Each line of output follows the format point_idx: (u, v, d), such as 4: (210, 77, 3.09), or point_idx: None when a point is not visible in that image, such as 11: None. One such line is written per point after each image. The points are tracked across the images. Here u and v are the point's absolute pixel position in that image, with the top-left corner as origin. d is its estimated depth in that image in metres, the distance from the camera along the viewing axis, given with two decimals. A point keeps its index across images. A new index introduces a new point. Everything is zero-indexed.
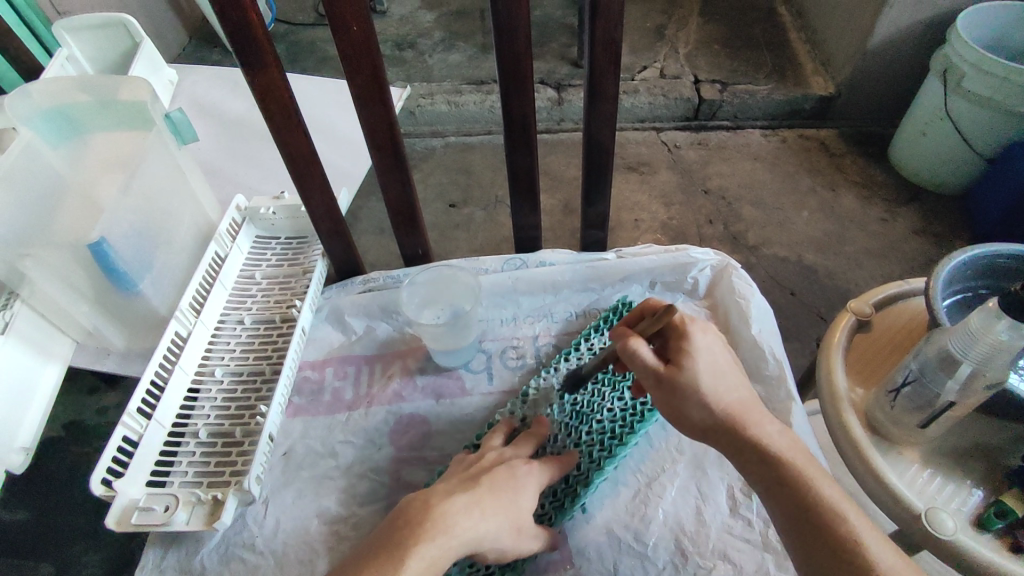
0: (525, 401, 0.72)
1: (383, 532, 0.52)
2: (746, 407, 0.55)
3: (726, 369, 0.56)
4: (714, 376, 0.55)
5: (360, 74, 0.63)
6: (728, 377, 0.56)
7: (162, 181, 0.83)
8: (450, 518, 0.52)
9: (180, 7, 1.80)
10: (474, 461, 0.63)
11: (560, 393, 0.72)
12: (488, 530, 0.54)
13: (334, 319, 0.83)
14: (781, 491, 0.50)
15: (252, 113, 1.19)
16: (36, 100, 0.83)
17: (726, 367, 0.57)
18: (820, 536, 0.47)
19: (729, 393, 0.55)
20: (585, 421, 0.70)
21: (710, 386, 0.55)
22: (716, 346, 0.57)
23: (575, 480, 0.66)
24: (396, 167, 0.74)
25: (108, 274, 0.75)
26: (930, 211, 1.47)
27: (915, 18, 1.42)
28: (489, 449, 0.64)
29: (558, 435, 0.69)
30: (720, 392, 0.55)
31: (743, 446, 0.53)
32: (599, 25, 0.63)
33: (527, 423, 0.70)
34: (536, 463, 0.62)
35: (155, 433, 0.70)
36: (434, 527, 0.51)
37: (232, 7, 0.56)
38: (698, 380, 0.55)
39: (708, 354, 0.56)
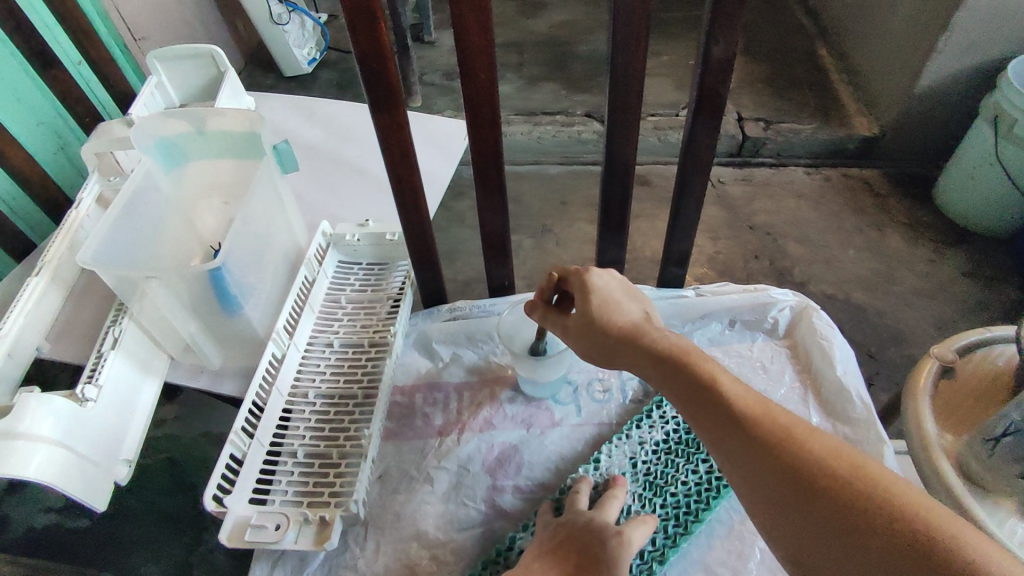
0: (597, 468, 0.70)
1: None
2: (641, 327, 0.57)
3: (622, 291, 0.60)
4: (609, 308, 0.58)
5: (481, 118, 0.67)
6: (624, 305, 0.58)
7: (267, 208, 0.86)
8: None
9: (239, 34, 1.88)
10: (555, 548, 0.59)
11: (633, 462, 0.71)
12: None
13: (422, 346, 0.86)
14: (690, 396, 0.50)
15: (327, 141, 1.24)
16: (151, 129, 0.87)
17: (621, 299, 0.59)
18: (703, 408, 0.49)
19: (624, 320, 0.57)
20: (661, 491, 0.68)
21: (605, 318, 0.57)
22: (611, 284, 0.60)
23: (651, 556, 0.64)
24: (496, 203, 0.78)
25: (219, 297, 0.77)
26: (978, 253, 1.47)
27: (964, 65, 1.45)
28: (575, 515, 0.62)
29: (631, 506, 0.67)
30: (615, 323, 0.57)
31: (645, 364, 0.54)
32: (708, 78, 0.67)
33: (601, 489, 0.68)
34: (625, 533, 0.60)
35: (256, 452, 0.72)
36: None
37: (373, 53, 0.60)
38: (593, 314, 0.57)
39: (603, 290, 0.59)
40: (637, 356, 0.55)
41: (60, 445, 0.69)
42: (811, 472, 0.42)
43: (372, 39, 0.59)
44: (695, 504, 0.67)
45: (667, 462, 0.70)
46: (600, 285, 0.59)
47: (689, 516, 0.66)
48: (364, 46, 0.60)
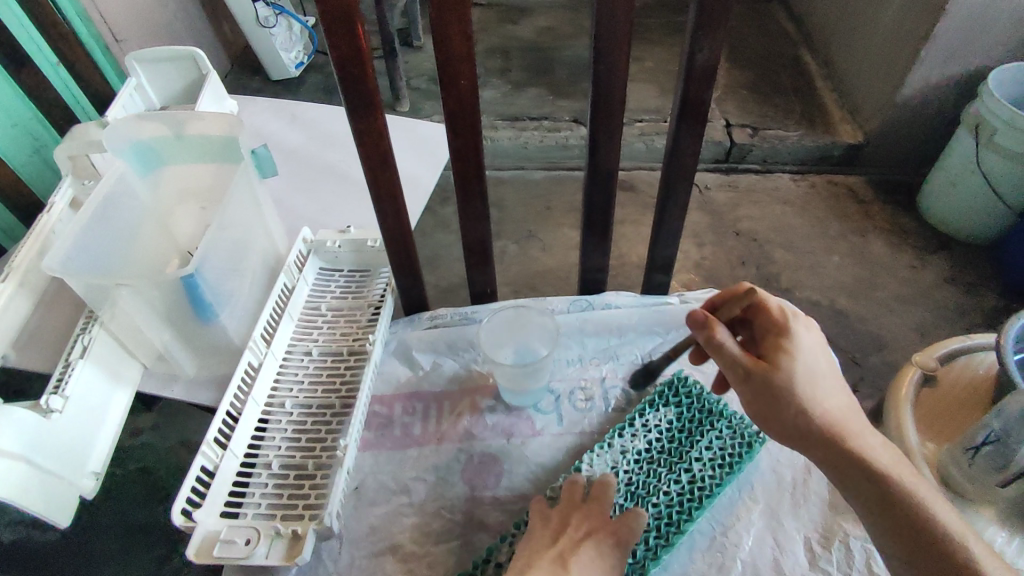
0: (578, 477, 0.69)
1: None
2: (840, 409, 0.57)
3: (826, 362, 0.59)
4: (813, 377, 0.57)
5: (461, 125, 0.66)
6: (824, 379, 0.57)
7: (244, 213, 0.85)
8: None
9: (223, 37, 1.86)
10: (555, 537, 0.61)
11: (615, 472, 0.69)
12: None
13: (403, 353, 0.84)
14: (879, 498, 0.54)
15: (310, 144, 1.23)
16: (127, 133, 0.86)
17: (822, 367, 0.58)
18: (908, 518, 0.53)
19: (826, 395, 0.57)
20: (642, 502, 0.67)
21: (807, 388, 0.57)
22: (811, 346, 0.59)
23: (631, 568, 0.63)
24: (477, 210, 0.76)
25: (193, 305, 0.76)
26: (959, 260, 1.49)
27: (946, 74, 1.46)
28: (569, 518, 0.63)
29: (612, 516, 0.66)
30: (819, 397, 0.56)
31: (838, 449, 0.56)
32: (692, 86, 0.66)
33: (594, 482, 0.68)
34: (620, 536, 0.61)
35: (229, 463, 0.70)
36: None
37: (351, 58, 0.59)
38: (796, 377, 0.57)
39: (806, 354, 0.58)
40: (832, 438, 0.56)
41: (22, 459, 0.67)
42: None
43: (350, 43, 0.58)
44: (677, 515, 0.66)
45: (649, 472, 0.69)
46: (805, 351, 0.59)
47: (671, 527, 0.65)
48: (341, 50, 0.58)
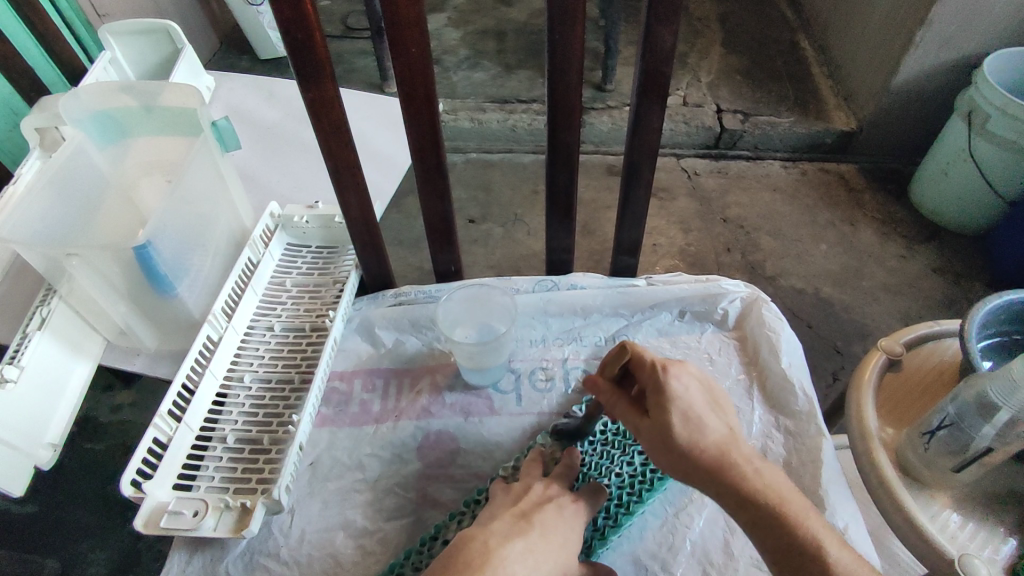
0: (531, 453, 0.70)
1: (441, 560, 0.52)
2: (732, 452, 0.53)
3: (709, 406, 0.55)
4: (691, 423, 0.54)
5: (414, 95, 0.65)
6: (707, 422, 0.54)
7: (204, 186, 0.83)
8: (508, 568, 0.50)
9: (212, 15, 1.83)
10: (518, 498, 0.59)
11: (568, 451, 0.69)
12: (544, 571, 0.52)
13: (365, 331, 0.84)
14: (780, 545, 0.50)
15: (286, 122, 1.21)
16: (86, 103, 0.85)
17: (704, 411, 0.54)
18: (800, 559, 0.49)
19: (715, 443, 0.53)
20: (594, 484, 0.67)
21: (690, 437, 0.53)
22: (692, 390, 0.55)
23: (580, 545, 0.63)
24: (437, 185, 0.75)
25: (148, 277, 0.75)
26: (948, 250, 1.47)
27: (941, 60, 1.43)
28: (533, 481, 0.62)
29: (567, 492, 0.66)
30: (703, 445, 0.53)
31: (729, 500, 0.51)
32: (652, 59, 0.65)
33: (559, 457, 0.69)
34: (582, 499, 0.60)
35: (183, 436, 0.70)
36: (487, 565, 0.50)
37: (297, 23, 0.58)
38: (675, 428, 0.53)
39: (685, 400, 0.55)
40: (724, 487, 0.52)
41: None
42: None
43: (295, 9, 0.57)
44: (627, 497, 0.65)
45: (603, 454, 0.69)
46: (681, 396, 0.55)
47: (620, 508, 0.64)
48: (287, 15, 0.57)
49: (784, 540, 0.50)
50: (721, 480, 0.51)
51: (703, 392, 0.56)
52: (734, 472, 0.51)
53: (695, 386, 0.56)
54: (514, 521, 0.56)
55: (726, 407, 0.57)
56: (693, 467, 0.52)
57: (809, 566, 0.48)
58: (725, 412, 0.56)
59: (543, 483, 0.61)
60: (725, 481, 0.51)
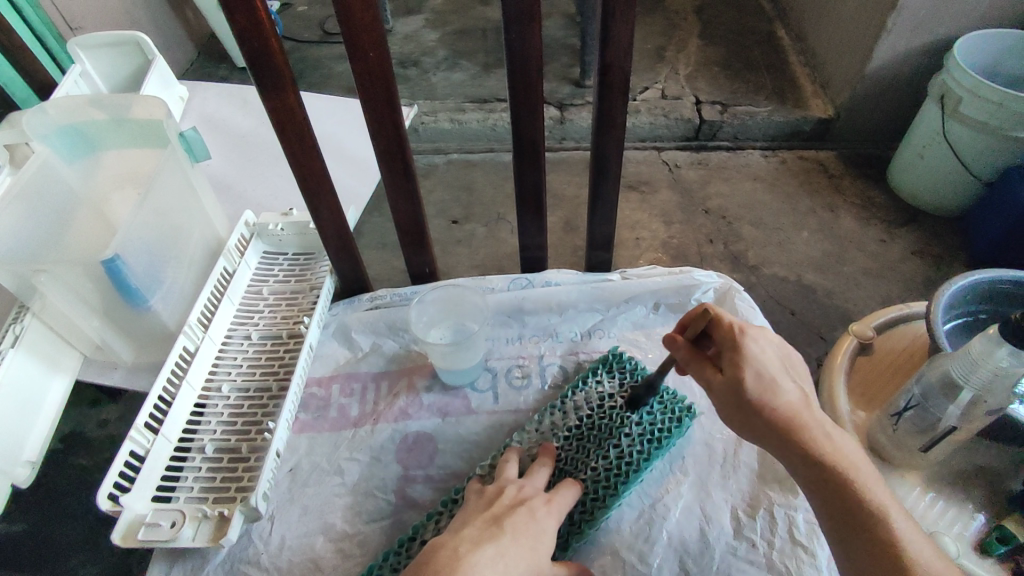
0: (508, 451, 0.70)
1: (412, 567, 0.52)
2: (804, 413, 0.54)
3: (784, 369, 0.56)
4: (767, 384, 0.54)
5: (375, 99, 0.65)
6: (782, 383, 0.54)
7: (175, 197, 0.83)
8: (477, 571, 0.51)
9: (189, 26, 1.82)
10: (490, 501, 0.60)
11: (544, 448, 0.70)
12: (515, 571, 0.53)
13: (342, 335, 0.84)
14: (839, 510, 0.50)
15: (262, 130, 1.21)
16: (51, 118, 0.84)
17: (780, 373, 0.55)
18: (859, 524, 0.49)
19: (787, 403, 0.53)
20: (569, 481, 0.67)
21: (764, 395, 0.54)
22: (769, 353, 0.56)
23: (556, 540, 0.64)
24: (406, 188, 0.76)
25: (120, 290, 0.75)
26: (928, 232, 1.47)
27: (913, 44, 1.44)
28: (506, 481, 0.62)
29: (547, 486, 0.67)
30: (776, 403, 0.53)
31: (796, 458, 0.52)
32: (610, 56, 0.66)
33: (535, 454, 0.69)
34: (554, 499, 0.60)
35: (161, 447, 0.70)
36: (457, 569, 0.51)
37: (253, 32, 0.58)
38: (749, 387, 0.54)
39: (761, 362, 0.55)
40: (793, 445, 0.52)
41: None
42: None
43: (251, 18, 0.57)
44: (602, 490, 0.65)
45: (578, 448, 0.69)
46: (757, 358, 0.55)
47: (596, 501, 0.65)
48: (242, 25, 0.57)
49: (844, 507, 0.50)
50: (792, 439, 0.52)
51: (779, 356, 0.57)
52: (805, 433, 0.52)
53: (772, 350, 0.57)
54: (487, 523, 0.57)
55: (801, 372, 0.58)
56: (763, 425, 0.53)
57: (870, 534, 0.48)
58: (800, 377, 0.57)
59: (515, 484, 0.62)
60: (797, 440, 0.52)
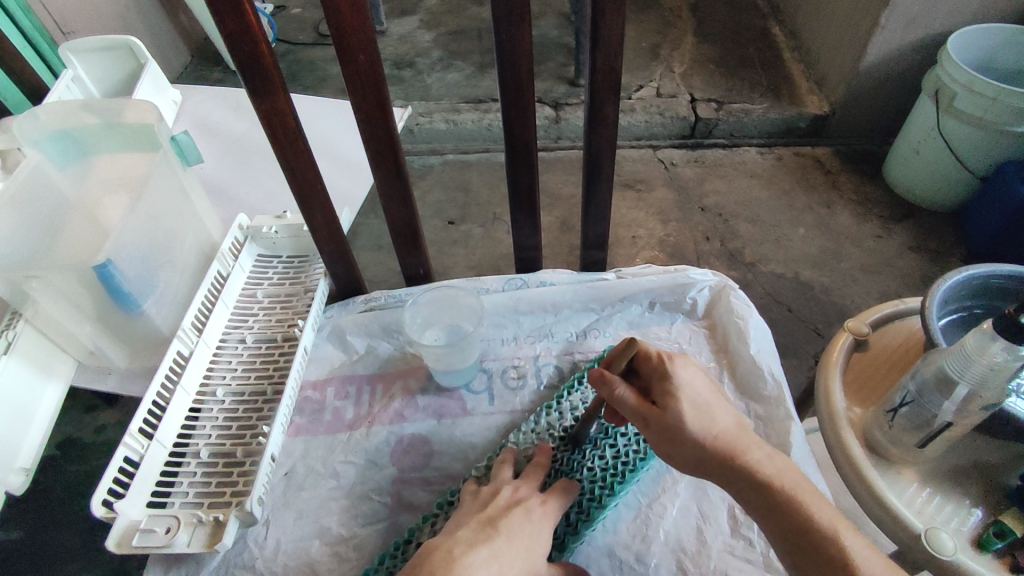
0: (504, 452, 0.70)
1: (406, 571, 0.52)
2: (740, 438, 0.55)
3: (714, 398, 0.58)
4: (698, 414, 0.56)
5: (366, 102, 0.65)
6: (714, 413, 0.56)
7: (167, 201, 0.83)
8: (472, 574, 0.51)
9: (182, 29, 1.81)
10: (485, 503, 0.60)
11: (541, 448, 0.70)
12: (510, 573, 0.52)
13: (336, 338, 0.84)
14: (790, 532, 0.50)
15: (255, 132, 1.21)
16: (42, 124, 0.84)
17: (710, 403, 0.57)
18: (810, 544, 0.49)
19: (719, 428, 0.55)
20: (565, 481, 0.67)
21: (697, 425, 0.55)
22: (698, 382, 0.58)
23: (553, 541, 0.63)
24: (399, 190, 0.76)
25: (113, 295, 0.74)
26: (925, 227, 1.47)
27: (907, 40, 1.44)
28: (501, 483, 0.62)
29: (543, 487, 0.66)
30: (711, 431, 0.55)
31: (739, 484, 0.53)
32: (601, 55, 0.66)
33: (531, 455, 0.69)
34: (549, 500, 0.60)
35: (156, 453, 0.69)
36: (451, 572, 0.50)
37: (242, 36, 0.58)
38: (682, 417, 0.55)
39: (691, 392, 0.57)
40: (732, 470, 0.53)
41: None
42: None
43: (239, 22, 0.57)
44: (599, 490, 0.65)
45: (574, 448, 0.69)
46: (686, 386, 0.57)
47: (592, 502, 0.65)
48: (230, 28, 0.57)
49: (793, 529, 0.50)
50: (730, 463, 0.53)
51: (709, 386, 0.59)
52: (741, 457, 0.53)
53: (701, 381, 0.59)
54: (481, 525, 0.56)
55: (729, 402, 0.59)
56: (699, 455, 0.55)
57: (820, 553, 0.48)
58: (728, 405, 0.59)
59: (510, 486, 0.62)
60: (735, 467, 0.53)
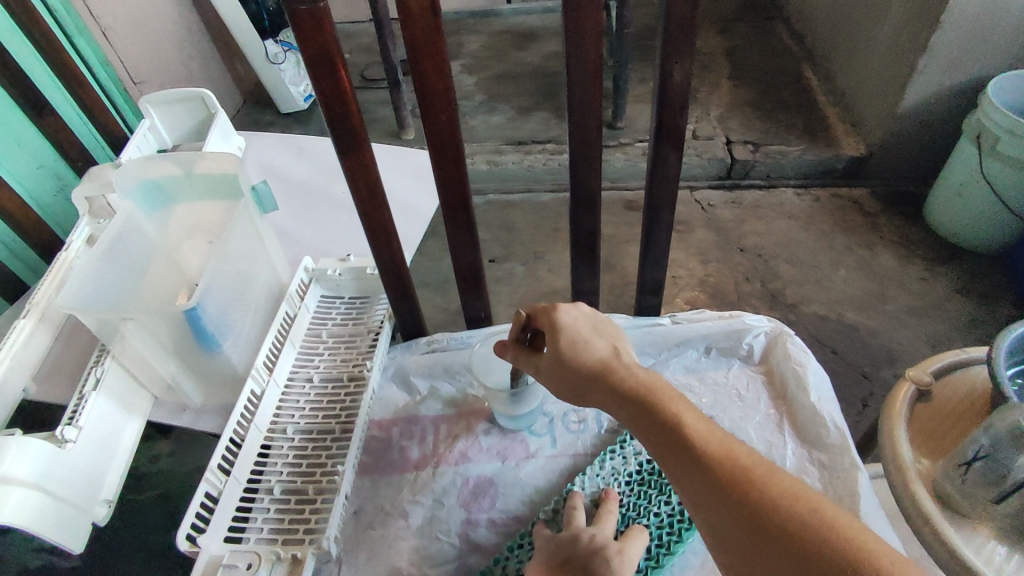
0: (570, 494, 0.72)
1: None
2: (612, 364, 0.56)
3: (592, 331, 0.59)
4: (576, 345, 0.58)
5: (444, 157, 0.69)
6: (591, 342, 0.58)
7: (246, 246, 0.88)
8: None
9: (239, 77, 1.93)
10: (561, 549, 0.62)
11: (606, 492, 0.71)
12: None
13: (400, 378, 0.88)
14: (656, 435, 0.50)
15: (317, 177, 1.28)
16: (134, 173, 0.90)
17: (589, 334, 0.59)
18: (670, 439, 0.49)
19: (593, 355, 0.57)
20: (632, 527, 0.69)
21: (573, 355, 0.57)
22: (579, 318, 0.60)
23: None
24: (467, 238, 0.79)
25: (197, 336, 0.79)
26: (971, 270, 1.46)
27: (946, 85, 1.46)
28: (578, 528, 0.64)
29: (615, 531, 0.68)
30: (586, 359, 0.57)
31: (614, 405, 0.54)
32: (666, 112, 0.70)
33: (598, 500, 0.71)
34: (626, 548, 0.62)
35: (232, 489, 0.72)
36: None
37: (336, 99, 0.63)
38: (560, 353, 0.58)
39: (573, 328, 0.59)
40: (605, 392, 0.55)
41: (35, 487, 0.70)
42: (758, 499, 0.43)
43: (334, 86, 0.62)
44: (667, 536, 0.67)
45: (640, 494, 0.71)
46: (567, 323, 0.59)
47: (661, 549, 0.67)
48: (327, 92, 0.62)
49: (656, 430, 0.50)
50: (603, 386, 0.55)
51: (591, 320, 0.60)
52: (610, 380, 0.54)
53: (584, 315, 0.61)
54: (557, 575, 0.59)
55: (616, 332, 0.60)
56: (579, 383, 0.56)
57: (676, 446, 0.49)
58: (614, 335, 0.60)
59: (587, 531, 0.63)
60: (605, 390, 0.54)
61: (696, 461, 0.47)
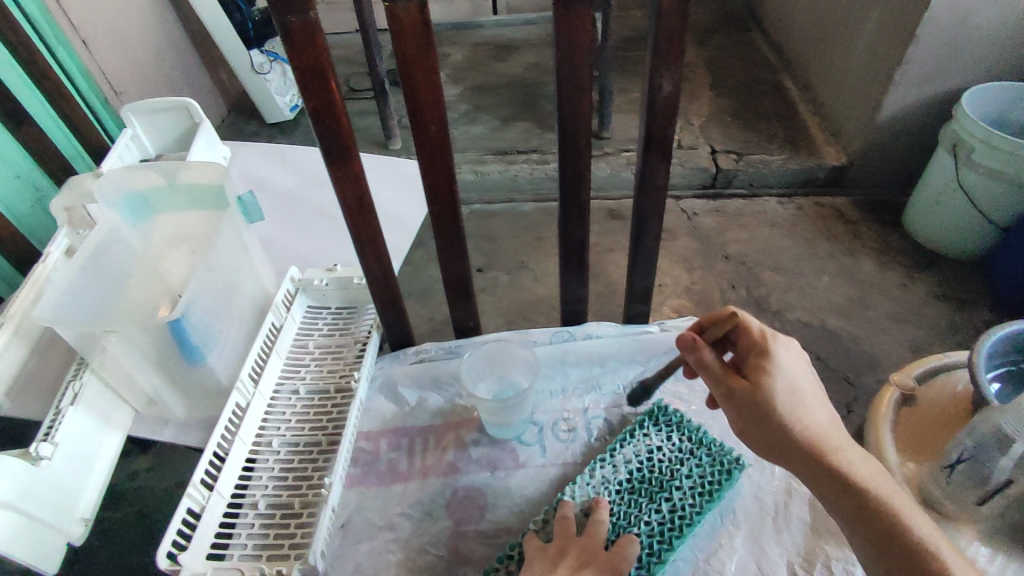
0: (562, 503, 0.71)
1: None
2: (831, 432, 0.58)
3: (809, 385, 0.60)
4: (796, 401, 0.58)
5: (433, 167, 0.69)
6: (810, 402, 0.58)
7: (230, 256, 0.87)
8: None
9: (221, 86, 1.91)
10: (554, 561, 0.61)
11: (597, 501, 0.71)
12: None
13: (388, 389, 0.87)
14: (863, 514, 0.55)
15: (302, 187, 1.27)
16: (118, 184, 0.89)
17: (808, 389, 0.59)
18: (877, 524, 0.54)
19: (810, 418, 0.58)
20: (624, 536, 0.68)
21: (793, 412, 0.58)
22: (796, 364, 0.60)
23: None
24: (455, 247, 0.79)
25: (180, 348, 0.78)
26: (949, 276, 1.48)
27: (922, 97, 1.49)
28: (570, 539, 0.63)
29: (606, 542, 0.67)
30: (804, 419, 0.58)
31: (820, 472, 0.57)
32: (654, 122, 0.70)
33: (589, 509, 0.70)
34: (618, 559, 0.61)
35: (216, 504, 0.70)
36: None
37: (326, 109, 0.63)
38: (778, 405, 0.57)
39: (791, 375, 0.59)
40: (813, 458, 0.57)
41: (11, 507, 0.68)
42: None
43: (324, 97, 0.62)
44: (658, 545, 0.67)
45: (631, 502, 0.71)
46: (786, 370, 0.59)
47: (652, 557, 0.66)
48: (317, 103, 0.62)
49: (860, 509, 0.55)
50: (813, 451, 0.57)
51: (806, 369, 0.61)
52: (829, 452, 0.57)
53: (800, 365, 0.60)
54: None
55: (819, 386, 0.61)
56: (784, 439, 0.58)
57: (884, 531, 0.54)
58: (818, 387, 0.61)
59: (579, 542, 0.63)
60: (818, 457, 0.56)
61: (901, 551, 0.53)
